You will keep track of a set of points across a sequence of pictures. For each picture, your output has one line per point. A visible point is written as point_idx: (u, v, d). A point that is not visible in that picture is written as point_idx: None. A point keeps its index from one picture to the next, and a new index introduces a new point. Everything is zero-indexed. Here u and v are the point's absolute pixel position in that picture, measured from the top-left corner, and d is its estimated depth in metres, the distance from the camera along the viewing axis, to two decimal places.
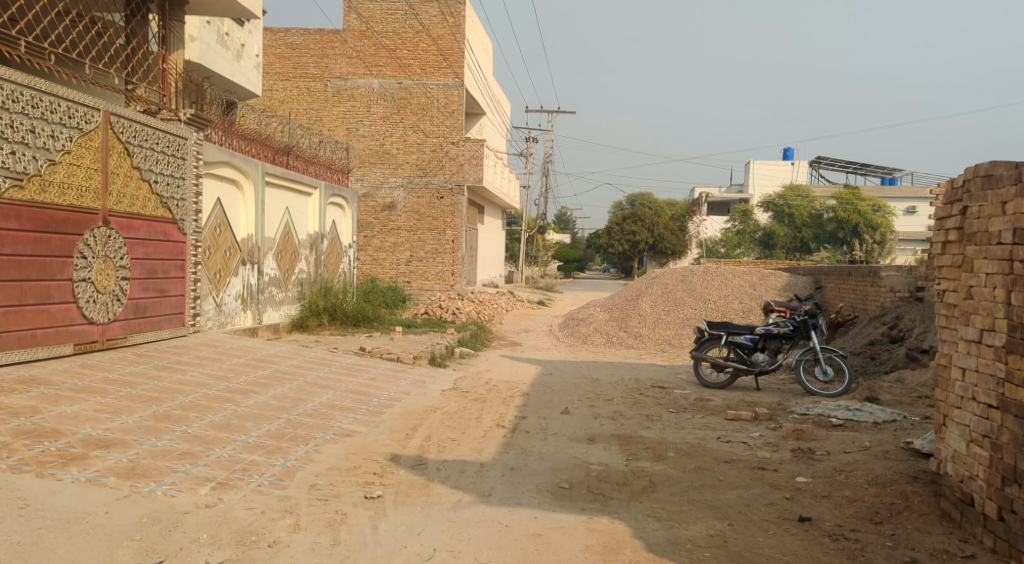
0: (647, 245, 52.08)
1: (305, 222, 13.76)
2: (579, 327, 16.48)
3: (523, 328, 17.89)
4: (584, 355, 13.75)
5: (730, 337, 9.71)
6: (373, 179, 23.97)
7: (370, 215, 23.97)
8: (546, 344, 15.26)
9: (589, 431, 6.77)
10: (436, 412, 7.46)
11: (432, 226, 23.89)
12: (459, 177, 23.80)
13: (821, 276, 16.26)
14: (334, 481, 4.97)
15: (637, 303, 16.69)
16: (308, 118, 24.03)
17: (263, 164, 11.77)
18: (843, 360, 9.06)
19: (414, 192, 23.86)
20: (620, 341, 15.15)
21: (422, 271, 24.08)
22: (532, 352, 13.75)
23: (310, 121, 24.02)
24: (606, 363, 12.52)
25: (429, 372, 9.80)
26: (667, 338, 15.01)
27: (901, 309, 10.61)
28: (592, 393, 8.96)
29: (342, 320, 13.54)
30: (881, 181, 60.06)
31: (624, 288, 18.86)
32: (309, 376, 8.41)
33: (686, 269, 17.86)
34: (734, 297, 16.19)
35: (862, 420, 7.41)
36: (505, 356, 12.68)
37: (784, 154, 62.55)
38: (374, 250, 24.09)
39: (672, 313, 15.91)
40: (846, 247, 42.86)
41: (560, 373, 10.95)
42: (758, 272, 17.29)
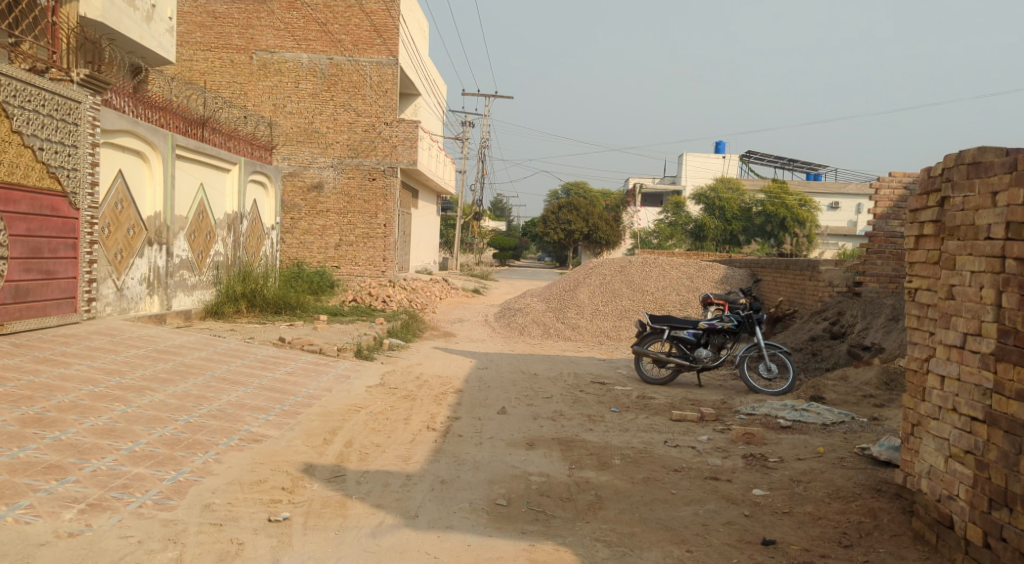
0: (582, 234, 52.01)
1: (223, 201, 12.85)
2: (514, 316, 15.95)
3: (456, 317, 17.27)
4: (519, 346, 13.24)
5: (673, 331, 9.32)
6: (300, 159, 22.89)
7: (297, 196, 22.91)
8: (480, 334, 14.69)
9: (527, 435, 6.23)
10: (359, 412, 6.80)
11: (363, 209, 23.00)
12: (392, 159, 22.94)
13: (758, 268, 16.13)
14: (233, 500, 4.31)
15: (574, 293, 16.26)
16: (231, 93, 22.79)
17: (173, 135, 10.83)
18: (787, 357, 8.77)
19: (344, 174, 22.90)
20: (556, 332, 14.69)
21: (351, 256, 23.17)
22: (466, 343, 13.15)
23: (234, 95, 22.78)
24: (542, 355, 12.03)
25: (354, 365, 9.12)
26: (604, 330, 14.62)
27: (842, 304, 10.42)
28: (528, 390, 8.43)
29: (262, 307, 12.69)
30: (808, 176, 61.43)
31: (561, 278, 18.42)
32: (218, 370, 7.63)
33: (624, 259, 17.52)
34: (672, 289, 15.92)
35: (811, 421, 7.07)
36: (438, 348, 12.05)
37: (716, 146, 63.34)
38: (301, 234, 23.05)
39: (610, 303, 15.54)
40: (774, 241, 43.50)
41: (494, 367, 10.39)
42: (696, 263, 17.08)
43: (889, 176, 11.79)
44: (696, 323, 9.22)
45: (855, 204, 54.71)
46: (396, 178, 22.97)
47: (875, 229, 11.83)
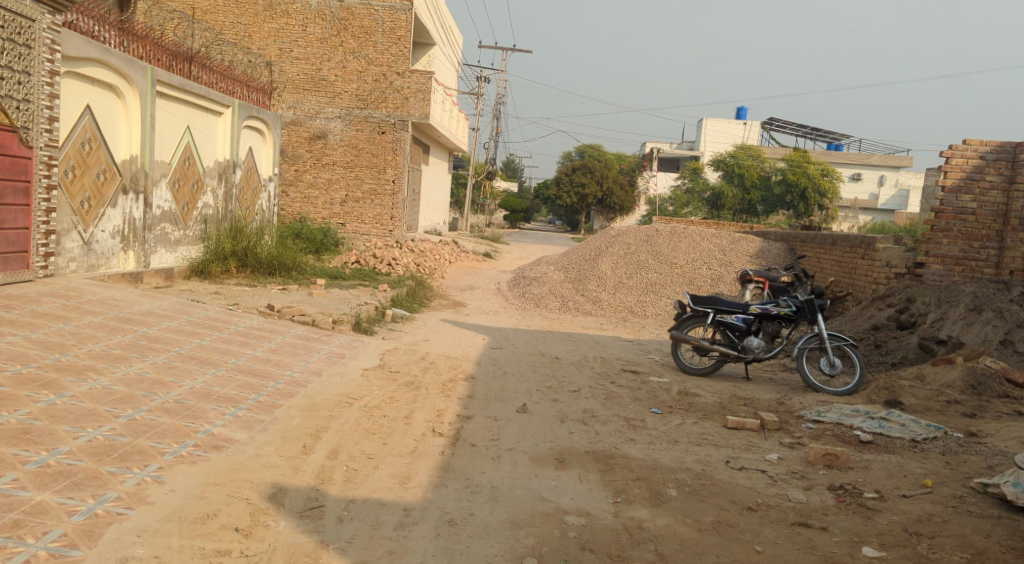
0: (595, 199, 50.52)
1: (213, 148, 11.54)
2: (530, 286, 14.72)
3: (467, 285, 16.05)
4: (536, 321, 12.03)
5: (718, 316, 8.08)
6: (307, 108, 21.51)
7: (301, 148, 21.59)
8: (492, 305, 13.48)
9: (554, 448, 5.02)
10: (351, 406, 5.59)
11: (371, 164, 21.67)
12: (403, 112, 21.52)
13: (799, 245, 14.77)
14: (162, 551, 3.14)
15: (595, 263, 15.00)
16: (235, 34, 21.36)
17: (153, 69, 9.51)
18: (855, 352, 7.51)
19: (352, 126, 21.54)
20: (576, 306, 13.48)
21: (358, 214, 21.91)
22: (478, 315, 11.95)
23: (237, 37, 21.35)
24: (563, 334, 10.80)
25: (351, 341, 7.94)
26: (628, 306, 13.39)
27: (910, 289, 9.08)
28: (552, 381, 7.20)
29: (254, 268, 11.49)
30: (829, 147, 59.60)
31: (580, 246, 17.12)
32: (187, 346, 6.40)
33: (651, 228, 16.21)
34: (703, 262, 14.63)
35: (896, 436, 5.83)
36: (446, 320, 10.84)
37: (737, 113, 61.45)
38: (305, 187, 21.78)
39: (635, 276, 14.30)
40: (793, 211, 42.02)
41: (511, 347, 9.17)
42: (728, 235, 15.78)
43: (962, 145, 10.40)
44: (746, 307, 7.97)
45: (878, 177, 53.01)
46: (407, 132, 21.59)
47: (943, 205, 10.46)
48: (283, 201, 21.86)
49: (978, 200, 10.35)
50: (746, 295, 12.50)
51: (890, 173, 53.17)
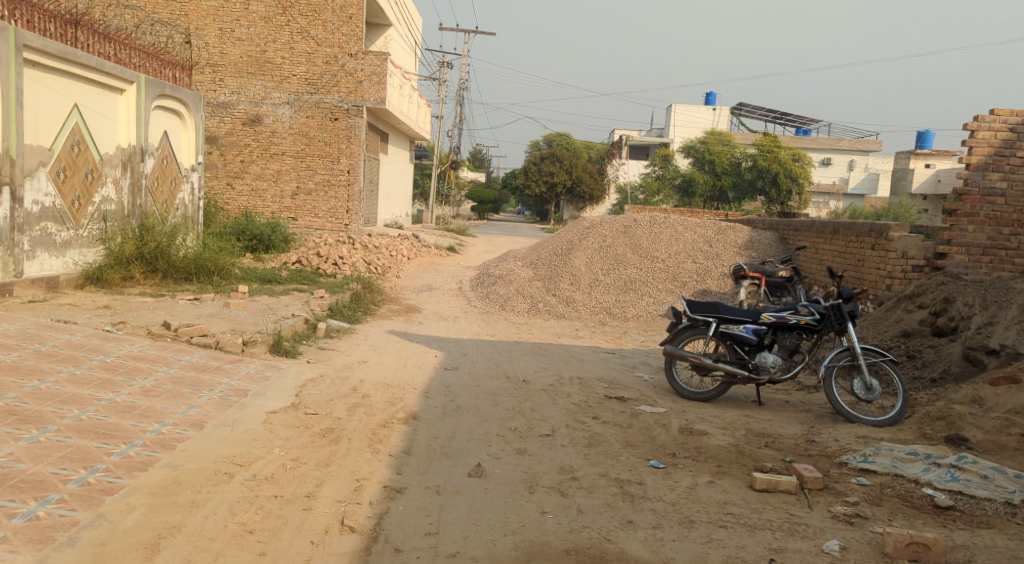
0: (565, 188, 48.95)
1: (113, 131, 9.74)
2: (496, 286, 13.10)
3: (426, 285, 14.39)
4: (503, 328, 10.42)
5: (722, 327, 6.57)
6: (251, 93, 19.60)
7: (246, 137, 19.71)
8: (452, 309, 11.84)
9: (521, 549, 3.43)
10: (230, 480, 3.90)
11: (323, 153, 19.86)
12: (357, 96, 19.72)
13: (795, 235, 13.31)
14: None
15: (568, 258, 13.41)
16: (170, 14, 19.29)
17: (16, 29, 7.71)
18: (896, 371, 5.99)
19: (301, 112, 19.68)
20: (548, 308, 11.89)
21: (310, 207, 20.09)
22: (436, 323, 10.31)
23: (172, 17, 19.29)
24: (535, 345, 9.20)
25: (264, 370, 6.26)
26: (606, 307, 11.85)
27: (946, 287, 7.61)
28: (517, 420, 5.59)
29: (166, 274, 9.91)
30: (797, 132, 58.74)
31: (552, 239, 15.53)
32: (12, 393, 4.48)
33: (629, 218, 14.66)
34: (688, 256, 13.14)
35: (980, 495, 4.30)
36: (394, 332, 9.16)
37: (707, 99, 60.30)
38: (252, 180, 19.90)
39: (612, 273, 12.78)
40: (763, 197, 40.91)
41: (468, 367, 7.54)
42: (714, 224, 14.31)
43: (990, 116, 8.97)
44: (756, 316, 6.47)
45: (847, 161, 52.21)
46: (362, 118, 19.81)
47: (968, 185, 9.03)
48: (226, 195, 19.95)
49: (1007, 179, 8.94)
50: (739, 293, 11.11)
51: (859, 157, 52.39)
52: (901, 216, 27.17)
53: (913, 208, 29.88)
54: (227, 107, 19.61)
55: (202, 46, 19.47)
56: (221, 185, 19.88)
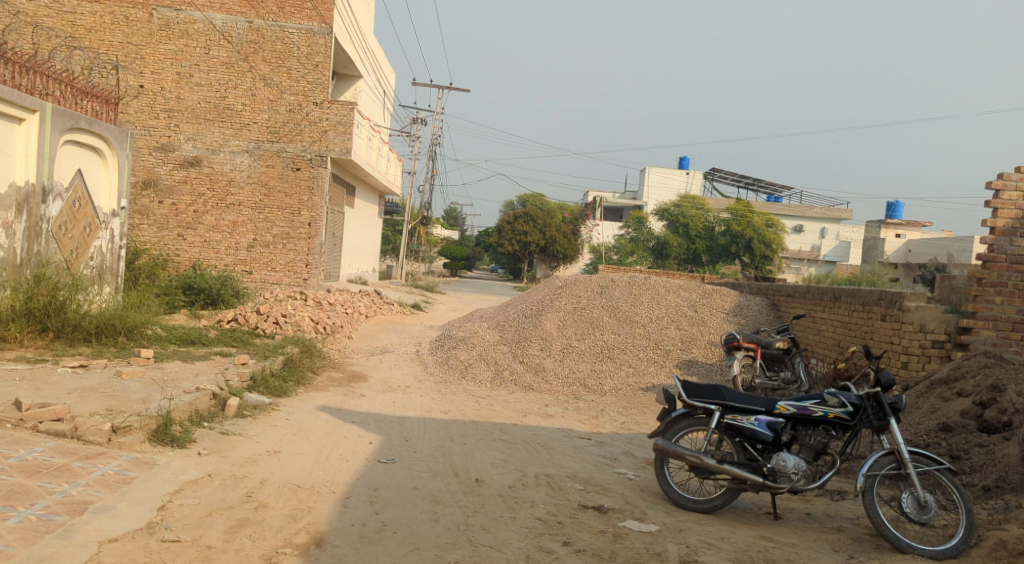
0: (538, 248, 47.91)
1: (7, 166, 8.32)
2: (458, 351, 11.64)
3: (379, 347, 12.88)
4: (463, 402, 8.94)
5: (728, 418, 5.23)
6: (207, 140, 18.15)
7: (201, 185, 18.20)
8: (405, 378, 10.34)
9: None
10: None
11: (282, 205, 18.46)
12: (321, 146, 18.50)
13: (788, 302, 12.09)
14: None
15: (538, 321, 12.03)
16: (124, 57, 17.86)
17: None
18: (955, 484, 4.64)
19: (261, 160, 18.32)
20: (515, 378, 10.44)
21: (267, 260, 18.55)
22: (382, 396, 8.80)
23: (128, 60, 17.88)
24: (494, 424, 7.76)
25: (129, 470, 4.73)
26: (582, 378, 10.44)
27: (991, 371, 6.32)
28: (460, 549, 4.12)
29: (58, 333, 8.36)
30: (769, 198, 58.73)
31: (521, 299, 14.17)
32: None
33: (605, 278, 13.38)
34: (671, 322, 11.83)
35: None
36: (327, 407, 7.64)
37: (680, 163, 60.22)
38: (205, 230, 18.31)
39: (588, 339, 11.40)
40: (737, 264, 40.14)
41: (407, 458, 6.04)
42: (700, 288, 13.06)
43: (1017, 175, 7.85)
44: (771, 407, 5.13)
45: (819, 229, 51.98)
46: (326, 169, 18.55)
47: (992, 251, 7.86)
48: (176, 246, 18.26)
49: None
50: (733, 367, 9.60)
51: (830, 224, 52.28)
52: (878, 284, 26.42)
53: (887, 275, 29.29)
54: (182, 153, 18.07)
55: (157, 90, 18.01)
56: (171, 236, 18.21)
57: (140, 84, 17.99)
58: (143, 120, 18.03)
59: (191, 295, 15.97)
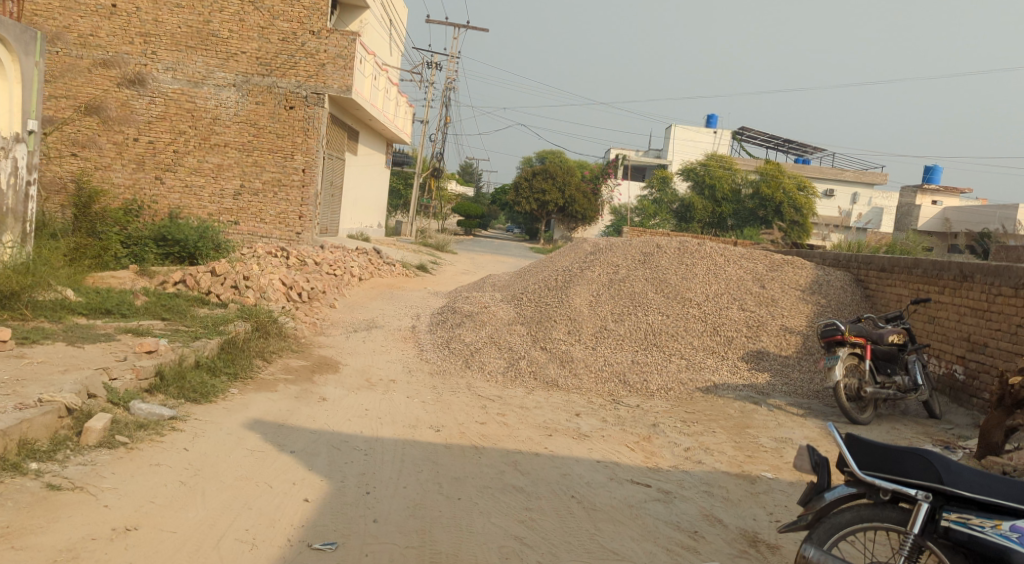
0: (556, 207, 45.17)
1: None
2: (462, 330, 9.19)
3: (367, 320, 10.45)
4: (465, 410, 6.51)
5: (951, 520, 2.87)
6: (189, 72, 15.44)
7: (182, 122, 15.49)
8: (392, 368, 7.92)
9: None
10: None
11: (273, 147, 15.83)
12: (318, 82, 15.84)
13: (883, 280, 9.58)
14: None
15: (566, 295, 9.53)
16: None
17: None
18: None
19: (249, 97, 15.62)
20: (535, 370, 8.01)
21: (255, 210, 15.93)
22: (353, 399, 6.39)
23: None
24: (504, 452, 5.33)
25: None
26: (621, 372, 8.00)
27: None
28: None
29: None
30: (797, 161, 55.66)
31: (541, 265, 11.67)
32: None
33: (648, 243, 10.83)
34: (733, 300, 9.33)
35: None
36: (262, 422, 5.20)
37: (707, 121, 56.92)
38: (186, 174, 15.62)
39: (629, 321, 8.90)
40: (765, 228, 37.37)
41: (359, 541, 3.59)
42: (766, 258, 10.51)
43: None
44: None
45: (851, 194, 49.00)
46: (323, 109, 15.91)
47: None
48: (153, 191, 15.58)
49: None
50: (838, 371, 6.86)
51: (863, 189, 49.24)
52: (925, 253, 23.71)
53: (929, 243, 26.64)
54: (161, 86, 15.36)
55: (132, 11, 15.22)
56: (149, 179, 15.54)
57: (113, 4, 15.15)
58: (115, 46, 15.24)
59: (164, 247, 13.51)
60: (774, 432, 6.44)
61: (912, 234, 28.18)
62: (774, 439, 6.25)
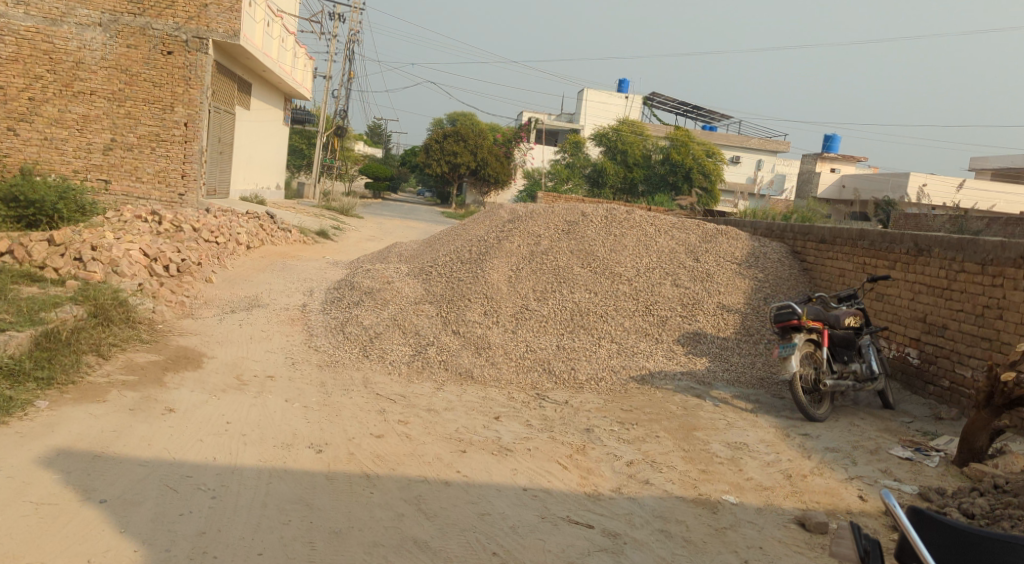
0: (468, 170, 43.68)
1: None
2: (360, 311, 7.88)
3: (251, 297, 8.99)
4: (357, 417, 5.24)
5: None
6: (45, 7, 13.16)
7: (37, 66, 13.21)
8: (272, 359, 6.57)
9: None
10: None
11: (149, 97, 13.62)
12: (200, 25, 13.76)
13: (822, 252, 8.77)
14: None
15: (480, 269, 8.33)
16: None
17: None
18: None
19: (119, 39, 13.40)
20: (444, 359, 6.83)
21: (129, 166, 13.76)
22: (211, 408, 5.04)
23: None
24: (404, 483, 4.12)
25: None
26: (544, 360, 6.89)
27: None
28: None
29: None
30: (705, 127, 55.81)
31: (453, 234, 10.43)
32: None
33: (573, 211, 9.73)
34: (666, 275, 8.35)
35: None
36: (68, 456, 3.85)
37: (619, 85, 56.28)
38: (45, 125, 13.36)
39: (552, 300, 7.78)
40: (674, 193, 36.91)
41: None
42: (699, 228, 9.57)
43: None
44: None
45: (756, 161, 49.42)
46: (208, 55, 13.78)
47: None
48: (5, 144, 13.31)
49: None
50: (793, 361, 5.88)
51: (768, 157, 49.84)
52: (833, 220, 23.58)
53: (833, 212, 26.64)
54: (11, 23, 13.04)
55: None
56: None
57: None
58: None
59: (18, 207, 11.37)
60: (725, 436, 5.46)
61: (814, 201, 28.21)
62: (727, 445, 5.24)
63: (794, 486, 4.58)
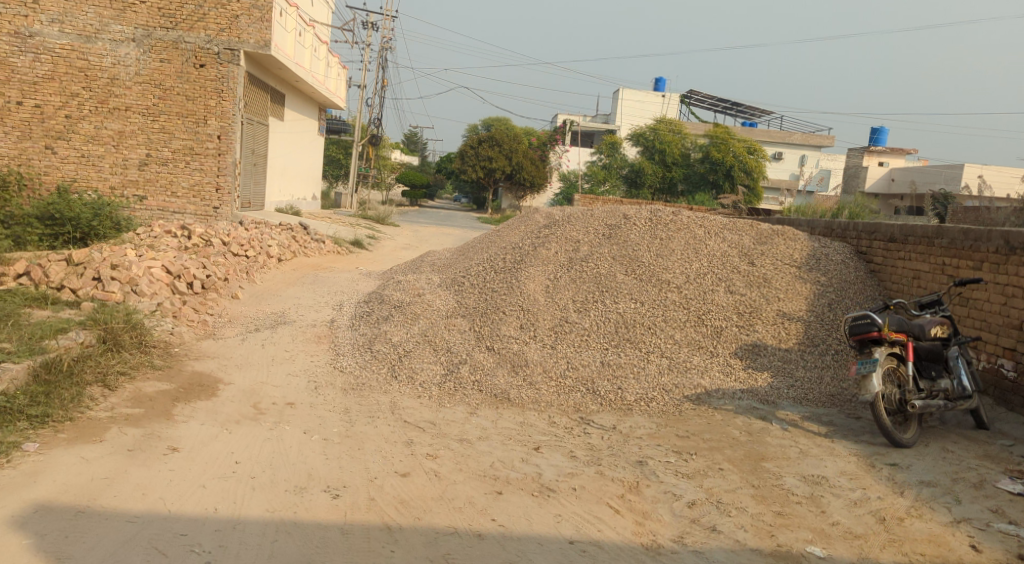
0: (503, 174, 43.19)
1: None
2: (389, 327, 7.35)
3: (277, 313, 8.53)
4: (382, 451, 4.69)
5: None
6: (79, 24, 12.91)
7: (73, 83, 12.97)
8: (293, 383, 6.07)
9: None
10: None
11: (182, 110, 13.32)
12: (232, 36, 13.41)
13: (891, 252, 8.00)
14: None
15: (517, 279, 7.74)
16: None
17: None
18: None
19: (152, 53, 13.13)
20: (479, 380, 6.26)
21: (164, 182, 13.45)
22: (220, 445, 4.52)
23: None
24: (431, 538, 3.56)
25: None
26: (588, 379, 6.27)
27: None
28: None
29: None
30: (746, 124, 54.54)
31: (487, 241, 9.86)
32: None
33: (615, 214, 9.08)
34: (720, 281, 7.67)
35: None
36: (47, 519, 3.36)
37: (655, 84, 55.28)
38: (81, 142, 13.10)
39: (595, 311, 7.15)
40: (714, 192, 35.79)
41: None
42: (752, 228, 8.84)
43: None
44: None
45: (799, 156, 48.07)
46: (239, 67, 13.45)
47: None
48: (42, 162, 13.04)
49: None
50: (873, 381, 5.17)
51: (811, 152, 48.46)
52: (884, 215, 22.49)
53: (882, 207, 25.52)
54: (45, 41, 12.78)
55: None
56: (37, 148, 12.99)
57: None
58: None
59: (55, 226, 11.11)
60: (798, 467, 4.78)
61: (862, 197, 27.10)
62: (803, 480, 4.56)
63: (889, 533, 3.90)
